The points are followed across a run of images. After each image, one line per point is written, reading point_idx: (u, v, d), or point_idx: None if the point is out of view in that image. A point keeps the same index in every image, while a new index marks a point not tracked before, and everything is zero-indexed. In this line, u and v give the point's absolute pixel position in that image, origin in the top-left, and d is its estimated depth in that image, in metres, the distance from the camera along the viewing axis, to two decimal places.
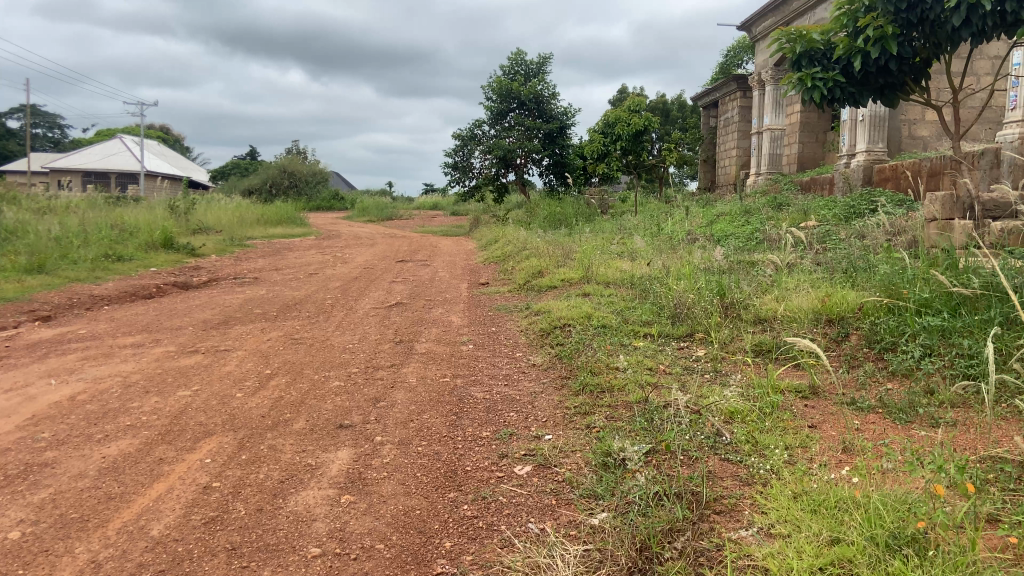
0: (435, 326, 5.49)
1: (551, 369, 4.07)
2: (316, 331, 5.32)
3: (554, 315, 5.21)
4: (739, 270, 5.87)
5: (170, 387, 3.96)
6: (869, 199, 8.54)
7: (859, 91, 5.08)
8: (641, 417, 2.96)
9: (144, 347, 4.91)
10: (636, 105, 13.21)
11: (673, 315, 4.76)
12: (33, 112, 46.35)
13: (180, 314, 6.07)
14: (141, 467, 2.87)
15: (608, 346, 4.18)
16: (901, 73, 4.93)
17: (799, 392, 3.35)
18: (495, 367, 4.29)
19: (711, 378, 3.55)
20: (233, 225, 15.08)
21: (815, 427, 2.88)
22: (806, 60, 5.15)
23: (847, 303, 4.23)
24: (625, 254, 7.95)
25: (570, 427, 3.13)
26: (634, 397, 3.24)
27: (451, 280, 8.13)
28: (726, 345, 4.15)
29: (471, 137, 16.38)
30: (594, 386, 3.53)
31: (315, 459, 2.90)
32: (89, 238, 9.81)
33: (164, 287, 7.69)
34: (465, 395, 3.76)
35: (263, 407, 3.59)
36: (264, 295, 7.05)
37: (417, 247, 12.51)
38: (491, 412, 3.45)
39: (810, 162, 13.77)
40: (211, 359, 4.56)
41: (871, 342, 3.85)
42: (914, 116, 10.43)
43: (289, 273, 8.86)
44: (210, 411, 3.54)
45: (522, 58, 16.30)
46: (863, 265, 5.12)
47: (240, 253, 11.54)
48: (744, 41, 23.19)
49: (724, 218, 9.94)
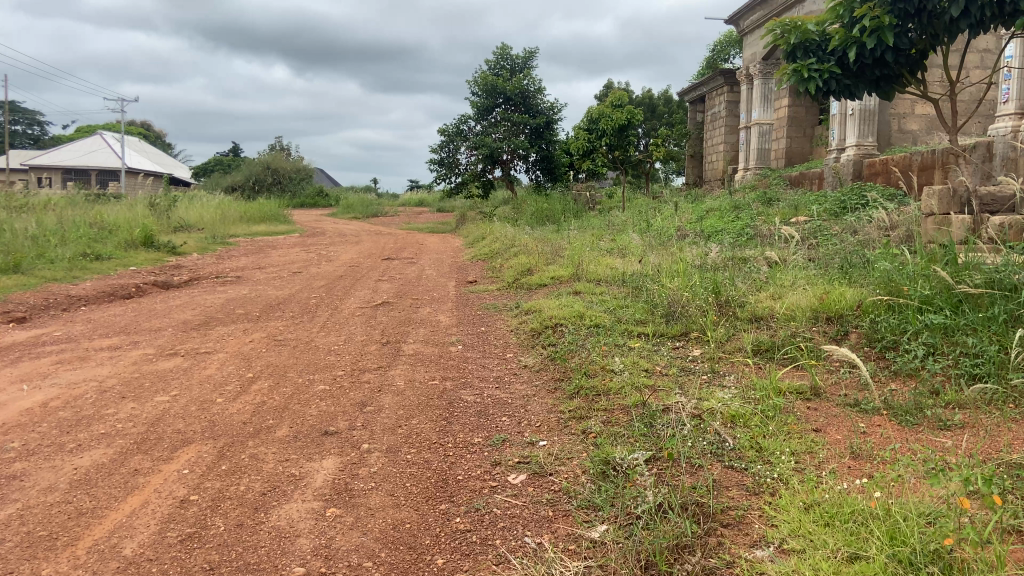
0: (423, 326, 5.36)
1: (544, 371, 3.95)
2: (300, 332, 5.17)
3: (545, 314, 5.08)
4: (732, 267, 5.78)
5: (148, 393, 3.80)
6: (860, 194, 8.48)
7: (855, 84, 5.02)
8: (640, 423, 2.84)
9: (121, 350, 4.74)
10: (620, 100, 13.11)
11: (667, 313, 4.66)
12: (13, 109, 45.80)
13: (159, 315, 5.90)
14: (115, 479, 2.72)
15: (602, 347, 4.07)
16: (896, 66, 4.88)
17: (800, 394, 3.25)
18: (485, 368, 4.16)
19: (709, 380, 3.45)
20: (215, 223, 14.84)
21: (819, 430, 2.78)
22: (800, 51, 5.05)
23: (845, 300, 4.14)
24: (615, 251, 7.84)
25: (565, 433, 3.01)
26: (631, 400, 3.12)
27: (438, 277, 8.00)
28: (722, 345, 4.06)
29: (457, 132, 16.21)
30: (590, 389, 3.42)
31: (299, 469, 2.76)
32: (67, 237, 9.60)
33: (144, 287, 7.50)
34: (455, 399, 3.63)
35: (245, 413, 3.44)
36: (247, 294, 6.89)
37: (403, 244, 12.35)
38: (482, 417, 3.33)
39: (798, 158, 13.60)
40: (191, 362, 4.41)
41: (872, 341, 3.76)
42: (904, 110, 10.39)
43: (273, 271, 8.70)
44: (189, 418, 3.39)
45: (508, 53, 16.15)
46: (859, 261, 5.04)
47: (223, 251, 11.34)
48: (731, 36, 23.13)
49: (714, 214, 9.86)
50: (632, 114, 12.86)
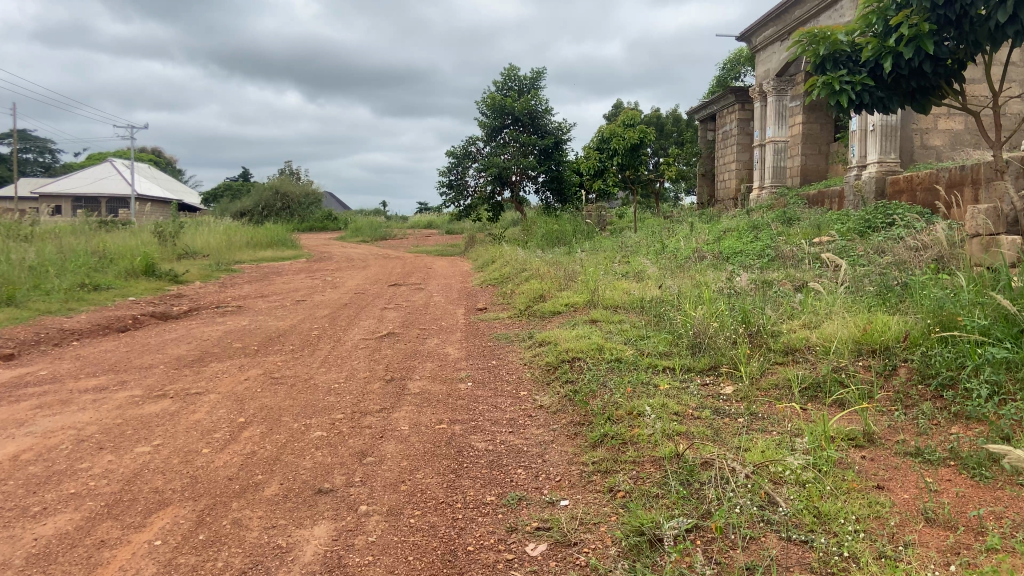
0: (430, 360, 5.01)
1: (562, 414, 3.60)
2: (299, 368, 4.83)
3: (561, 346, 4.73)
4: (760, 292, 5.43)
5: (129, 443, 3.47)
6: (885, 213, 8.12)
7: (889, 98, 4.72)
8: (676, 482, 2.50)
9: (107, 391, 4.42)
10: (631, 119, 12.82)
11: (693, 345, 4.31)
12: (25, 138, 46.13)
13: (152, 351, 5.57)
14: (77, 553, 2.39)
15: (625, 385, 3.72)
16: (935, 77, 4.57)
17: (852, 440, 2.94)
18: (498, 409, 3.81)
19: (748, 425, 3.10)
20: (221, 249, 14.59)
21: (882, 489, 2.49)
22: (830, 63, 4.75)
23: (890, 331, 3.80)
24: (631, 274, 7.50)
25: (590, 490, 2.66)
26: (663, 450, 2.77)
27: (446, 305, 7.68)
28: (756, 382, 3.71)
29: (465, 154, 15.96)
30: (615, 438, 3.05)
31: (287, 539, 2.42)
32: (65, 267, 9.33)
33: (140, 318, 7.20)
34: (464, 446, 3.28)
35: (231, 467, 3.10)
36: (246, 326, 6.57)
37: (410, 269, 12.04)
38: (495, 469, 2.97)
39: (814, 175, 13.25)
40: (180, 405, 4.07)
41: (926, 377, 3.42)
42: (926, 125, 10.02)
43: (275, 300, 8.39)
44: (171, 473, 3.06)
45: (516, 73, 15.92)
46: (900, 288, 4.69)
47: (226, 279, 11.05)
48: (740, 54, 22.90)
49: (732, 234, 9.52)
50: (643, 134, 12.57)
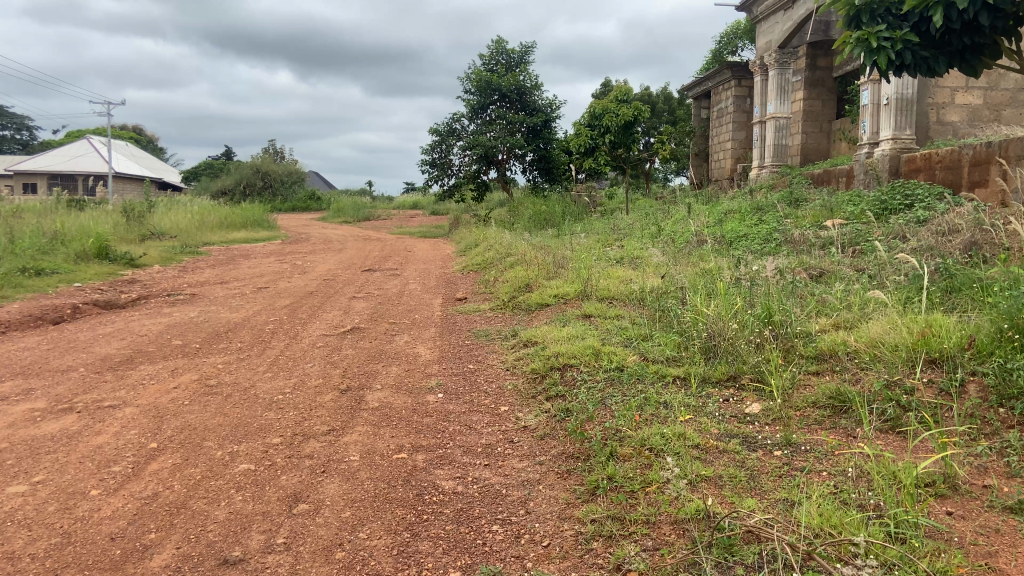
0: (397, 363, 4.29)
1: (550, 442, 2.88)
2: (240, 374, 4.09)
3: (550, 350, 4.01)
4: (777, 281, 4.74)
5: (1, 479, 2.73)
6: (904, 192, 7.43)
7: (934, 57, 3.36)
8: (711, 565, 1.80)
9: (5, 404, 3.66)
10: (625, 95, 12.07)
11: (706, 350, 3.60)
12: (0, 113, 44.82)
13: (76, 350, 4.81)
14: None
15: (628, 404, 3.02)
16: (994, 31, 3.20)
17: (930, 489, 2.25)
18: (473, 432, 3.09)
19: (790, 464, 2.41)
20: (190, 229, 13.74)
21: (994, 570, 1.81)
22: (866, 16, 3.38)
23: (952, 337, 3.10)
24: (627, 261, 6.79)
25: (591, 567, 1.95)
26: (688, 509, 2.08)
27: (423, 293, 6.96)
28: (790, 400, 3.01)
29: (449, 132, 15.14)
30: (618, 486, 2.35)
31: None
32: (7, 250, 8.50)
33: (80, 307, 6.42)
34: (428, 486, 2.57)
35: (119, 520, 2.37)
36: (194, 319, 5.80)
37: (388, 252, 11.26)
38: (464, 526, 2.26)
39: (815, 154, 12.86)
40: (85, 423, 3.33)
41: (1005, 397, 2.72)
42: (942, 99, 9.37)
43: (236, 287, 7.61)
44: (38, 529, 2.33)
45: (503, 47, 15.11)
46: (947, 284, 3.99)
47: (188, 263, 10.22)
48: (738, 27, 22.10)
49: (734, 216, 8.84)
50: (636, 110, 11.81)
